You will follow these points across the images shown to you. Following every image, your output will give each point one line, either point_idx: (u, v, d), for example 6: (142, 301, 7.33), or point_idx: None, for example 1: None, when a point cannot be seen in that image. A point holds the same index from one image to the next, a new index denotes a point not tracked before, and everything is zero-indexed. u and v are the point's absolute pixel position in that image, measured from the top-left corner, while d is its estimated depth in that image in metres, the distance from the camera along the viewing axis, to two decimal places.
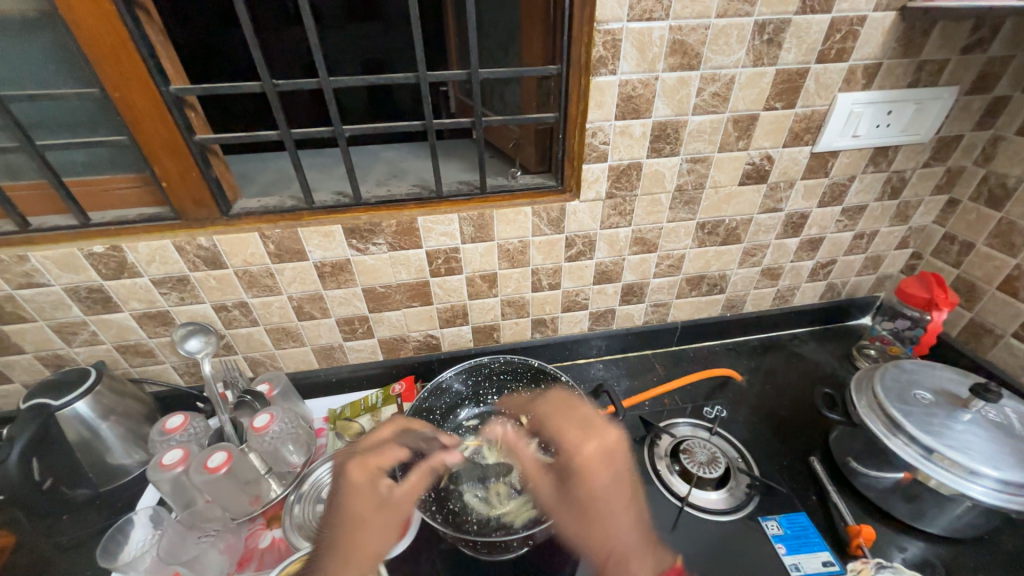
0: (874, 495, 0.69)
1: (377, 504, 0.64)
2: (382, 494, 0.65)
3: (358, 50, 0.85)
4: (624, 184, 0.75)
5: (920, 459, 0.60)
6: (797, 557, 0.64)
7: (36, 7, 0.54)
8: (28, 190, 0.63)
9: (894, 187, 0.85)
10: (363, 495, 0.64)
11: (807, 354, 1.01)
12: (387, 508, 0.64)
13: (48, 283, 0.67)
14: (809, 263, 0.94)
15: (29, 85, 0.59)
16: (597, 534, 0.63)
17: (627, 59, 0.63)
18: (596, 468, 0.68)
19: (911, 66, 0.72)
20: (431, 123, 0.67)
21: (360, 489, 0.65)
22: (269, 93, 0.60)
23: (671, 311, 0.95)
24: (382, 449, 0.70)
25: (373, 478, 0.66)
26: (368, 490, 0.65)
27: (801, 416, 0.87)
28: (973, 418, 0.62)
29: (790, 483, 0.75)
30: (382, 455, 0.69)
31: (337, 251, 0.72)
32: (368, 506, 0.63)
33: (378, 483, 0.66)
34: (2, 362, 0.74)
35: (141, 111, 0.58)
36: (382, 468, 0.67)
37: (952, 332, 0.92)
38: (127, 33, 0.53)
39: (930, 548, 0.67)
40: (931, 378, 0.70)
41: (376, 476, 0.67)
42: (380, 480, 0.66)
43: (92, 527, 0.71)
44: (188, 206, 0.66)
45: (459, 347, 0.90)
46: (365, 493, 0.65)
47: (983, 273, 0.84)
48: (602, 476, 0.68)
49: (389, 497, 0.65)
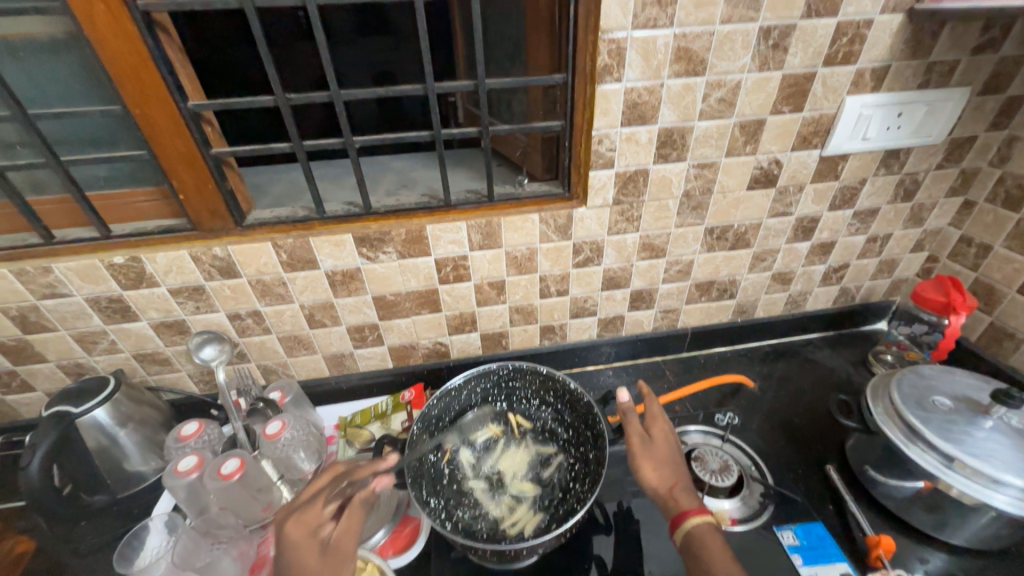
0: (894, 504, 0.68)
1: (320, 557, 0.53)
2: (323, 542, 0.54)
3: (368, 64, 0.86)
4: (631, 190, 0.75)
5: (942, 467, 0.59)
6: (814, 568, 0.63)
7: (62, 29, 0.57)
8: (53, 204, 0.66)
9: (907, 189, 0.84)
10: (302, 550, 0.52)
11: (821, 360, 0.99)
12: (333, 554, 0.53)
13: (71, 294, 0.69)
14: (821, 267, 0.92)
15: (56, 105, 0.61)
16: (662, 473, 0.61)
17: (632, 67, 0.64)
18: (664, 425, 0.66)
19: (920, 68, 0.71)
20: (439, 133, 0.68)
21: (298, 548, 0.52)
22: (283, 106, 0.62)
23: (680, 317, 0.95)
24: (313, 500, 0.57)
25: (314, 527, 0.55)
26: (309, 542, 0.53)
27: (816, 423, 0.86)
28: (996, 425, 0.60)
29: (806, 492, 0.74)
30: (311, 508, 0.56)
31: (348, 260, 0.73)
32: (312, 560, 0.52)
33: (319, 530, 0.55)
34: (26, 371, 0.77)
35: (160, 126, 0.60)
36: (316, 517, 0.55)
37: (971, 336, 0.90)
38: (148, 52, 0.55)
39: (954, 559, 0.65)
40: (950, 383, 0.68)
41: (314, 525, 0.55)
42: (318, 529, 0.55)
43: (110, 533, 0.73)
44: (204, 217, 0.67)
45: (468, 354, 0.91)
46: (305, 547, 0.53)
47: (1003, 276, 0.82)
48: (667, 436, 0.65)
49: (332, 541, 0.54)
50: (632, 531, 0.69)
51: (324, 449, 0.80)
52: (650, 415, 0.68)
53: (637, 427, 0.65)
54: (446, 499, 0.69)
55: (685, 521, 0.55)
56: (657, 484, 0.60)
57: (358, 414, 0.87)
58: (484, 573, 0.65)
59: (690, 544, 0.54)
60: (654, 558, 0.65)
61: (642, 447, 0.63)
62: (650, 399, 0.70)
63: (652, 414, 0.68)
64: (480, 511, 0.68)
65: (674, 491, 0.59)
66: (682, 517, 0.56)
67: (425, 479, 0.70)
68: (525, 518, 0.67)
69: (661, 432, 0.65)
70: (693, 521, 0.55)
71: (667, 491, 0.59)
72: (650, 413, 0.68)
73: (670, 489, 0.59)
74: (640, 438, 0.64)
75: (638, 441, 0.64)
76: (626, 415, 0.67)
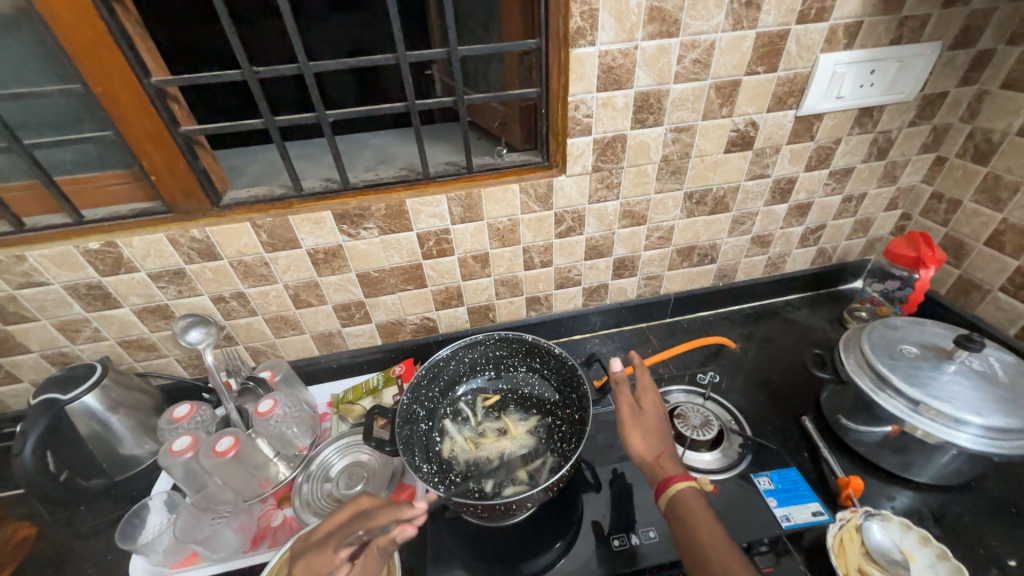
0: (865, 449, 0.72)
1: None
2: None
3: (339, 37, 0.84)
4: (610, 156, 0.75)
5: (908, 412, 0.62)
6: (787, 509, 0.66)
7: (10, 3, 0.54)
8: (21, 190, 0.64)
9: (881, 148, 0.86)
10: None
11: (800, 320, 1.02)
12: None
13: (47, 282, 0.68)
14: (799, 229, 0.94)
15: (12, 85, 0.59)
16: (649, 442, 0.63)
17: (605, 29, 0.63)
18: (654, 396, 0.68)
19: (892, 23, 0.71)
20: (413, 104, 0.67)
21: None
22: (250, 80, 0.60)
23: (663, 283, 0.96)
24: (327, 543, 0.53)
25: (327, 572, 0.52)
26: None
27: (793, 379, 0.89)
28: (958, 369, 0.63)
29: (782, 441, 0.77)
30: (322, 555, 0.52)
31: (329, 237, 0.73)
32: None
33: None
34: (10, 362, 0.76)
35: (124, 104, 0.58)
36: (327, 564, 0.52)
37: (940, 290, 0.93)
38: (105, 26, 0.53)
39: (919, 496, 0.70)
40: (918, 333, 0.71)
41: (326, 571, 0.52)
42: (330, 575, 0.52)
43: (110, 515, 0.74)
44: (178, 198, 0.66)
45: (456, 328, 0.92)
46: None
47: (971, 230, 0.85)
48: (656, 411, 0.67)
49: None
50: (618, 487, 0.72)
51: (318, 425, 0.82)
52: (641, 384, 0.69)
53: (629, 397, 0.67)
54: (438, 465, 0.72)
55: (669, 487, 0.58)
56: (644, 452, 0.62)
57: (350, 391, 0.88)
58: (478, 533, 0.68)
59: (674, 508, 0.56)
60: (641, 508, 0.68)
61: (631, 417, 0.65)
62: (642, 370, 0.70)
63: (643, 384, 0.69)
64: (472, 473, 0.70)
65: (660, 459, 0.61)
66: (668, 483, 0.58)
67: (417, 446, 0.73)
68: (509, 476, 0.69)
69: (651, 403, 0.67)
70: (677, 486, 0.58)
71: (654, 459, 0.62)
72: (640, 382, 0.69)
73: (656, 457, 0.62)
74: (630, 408, 0.66)
75: (628, 410, 0.66)
76: (617, 384, 0.67)
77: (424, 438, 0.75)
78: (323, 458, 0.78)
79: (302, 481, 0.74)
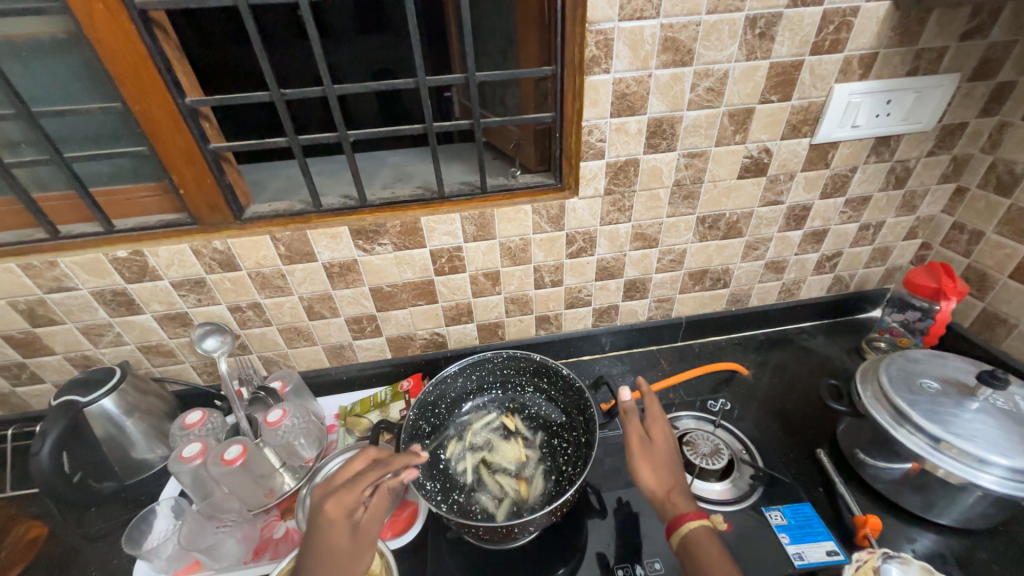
0: (884, 486, 0.69)
1: (351, 539, 0.52)
2: (354, 524, 0.53)
3: (363, 62, 0.87)
4: (622, 180, 0.76)
5: (928, 450, 0.60)
6: (801, 547, 0.64)
7: (62, 28, 0.58)
8: (59, 200, 0.68)
9: (899, 177, 0.85)
10: (336, 530, 0.51)
11: (815, 348, 1.00)
12: (363, 536, 0.53)
13: (76, 287, 0.71)
14: (814, 255, 0.93)
15: (60, 102, 0.63)
16: (660, 476, 0.61)
17: (620, 58, 0.65)
18: (664, 426, 0.66)
19: (908, 55, 0.72)
20: (431, 126, 0.69)
21: (334, 528, 0.51)
22: (278, 102, 0.64)
23: (674, 306, 0.96)
24: (352, 482, 0.55)
25: (350, 508, 0.53)
26: (343, 525, 0.52)
27: (808, 409, 0.87)
28: (982, 407, 0.61)
29: (796, 474, 0.75)
30: (349, 491, 0.54)
31: (344, 252, 0.75)
32: (343, 541, 0.51)
33: (354, 513, 0.53)
34: (35, 363, 0.79)
35: (160, 124, 0.62)
36: (353, 501, 0.53)
37: (964, 322, 0.90)
38: (146, 50, 0.57)
39: (942, 540, 0.66)
40: (937, 367, 0.69)
41: (350, 507, 0.53)
42: (352, 512, 0.53)
43: (119, 519, 0.75)
44: (203, 212, 0.69)
45: (465, 344, 0.92)
46: (338, 527, 0.52)
47: (995, 261, 0.83)
48: (666, 441, 0.65)
49: (363, 524, 0.54)
50: (624, 515, 0.70)
51: (325, 437, 0.82)
52: (650, 413, 0.67)
53: (638, 427, 0.66)
54: (442, 482, 0.71)
55: (681, 526, 0.56)
56: (654, 485, 0.61)
57: (358, 404, 0.89)
58: (480, 554, 0.67)
59: (686, 548, 0.55)
60: (647, 538, 0.67)
61: (640, 448, 0.64)
62: (651, 399, 0.68)
63: (652, 412, 0.67)
64: (474, 493, 0.70)
65: (671, 494, 0.59)
66: (679, 521, 0.57)
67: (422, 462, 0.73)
68: (513, 499, 0.69)
69: (661, 433, 0.65)
70: (690, 525, 0.56)
71: (664, 494, 0.60)
72: (649, 411, 0.67)
73: (667, 492, 0.60)
74: (639, 439, 0.64)
75: (638, 441, 0.64)
76: (627, 413, 0.66)
77: (429, 456, 0.75)
78: (327, 472, 0.78)
79: (305, 494, 0.74)
